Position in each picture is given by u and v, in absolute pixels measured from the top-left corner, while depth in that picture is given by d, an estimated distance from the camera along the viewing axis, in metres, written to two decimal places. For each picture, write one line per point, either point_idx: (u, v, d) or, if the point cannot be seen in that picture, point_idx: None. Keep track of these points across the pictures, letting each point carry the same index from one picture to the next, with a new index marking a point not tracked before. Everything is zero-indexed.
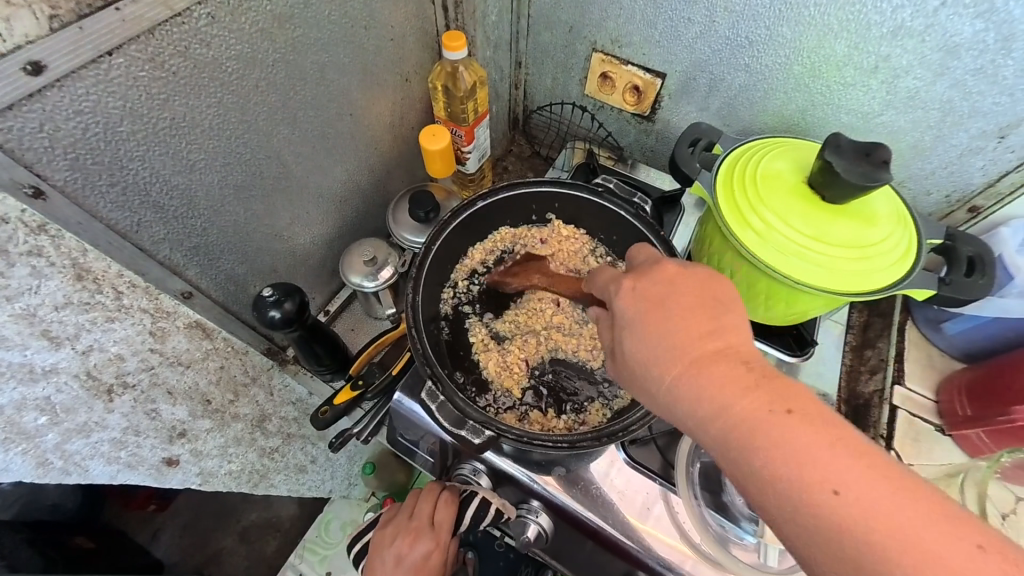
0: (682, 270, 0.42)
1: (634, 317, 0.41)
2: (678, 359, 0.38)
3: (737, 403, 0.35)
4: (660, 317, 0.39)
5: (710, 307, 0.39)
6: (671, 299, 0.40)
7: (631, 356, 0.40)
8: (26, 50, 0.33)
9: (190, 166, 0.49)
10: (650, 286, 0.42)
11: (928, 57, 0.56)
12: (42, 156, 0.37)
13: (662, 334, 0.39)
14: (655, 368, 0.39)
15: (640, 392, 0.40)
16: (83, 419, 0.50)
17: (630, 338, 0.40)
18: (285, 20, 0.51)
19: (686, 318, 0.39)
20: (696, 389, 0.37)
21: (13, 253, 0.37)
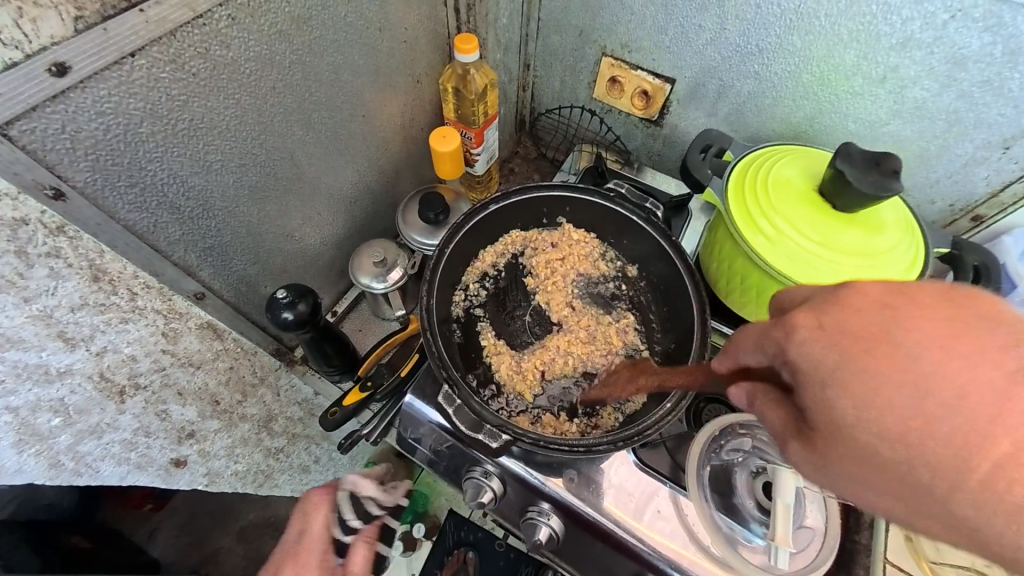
0: (892, 291, 0.30)
1: (848, 365, 0.29)
2: (959, 428, 0.26)
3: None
4: (901, 363, 0.27)
5: (976, 341, 0.27)
6: (904, 337, 0.28)
7: (853, 422, 0.28)
8: (51, 52, 0.33)
9: (207, 167, 0.49)
10: (856, 317, 0.30)
11: (936, 69, 0.57)
12: (64, 157, 0.37)
13: (918, 390, 0.27)
14: (915, 442, 0.27)
15: (878, 467, 0.28)
16: (96, 420, 0.50)
17: (849, 398, 0.28)
18: (303, 22, 0.51)
19: (949, 364, 0.26)
20: (995, 477, 0.25)
21: (32, 254, 0.37)
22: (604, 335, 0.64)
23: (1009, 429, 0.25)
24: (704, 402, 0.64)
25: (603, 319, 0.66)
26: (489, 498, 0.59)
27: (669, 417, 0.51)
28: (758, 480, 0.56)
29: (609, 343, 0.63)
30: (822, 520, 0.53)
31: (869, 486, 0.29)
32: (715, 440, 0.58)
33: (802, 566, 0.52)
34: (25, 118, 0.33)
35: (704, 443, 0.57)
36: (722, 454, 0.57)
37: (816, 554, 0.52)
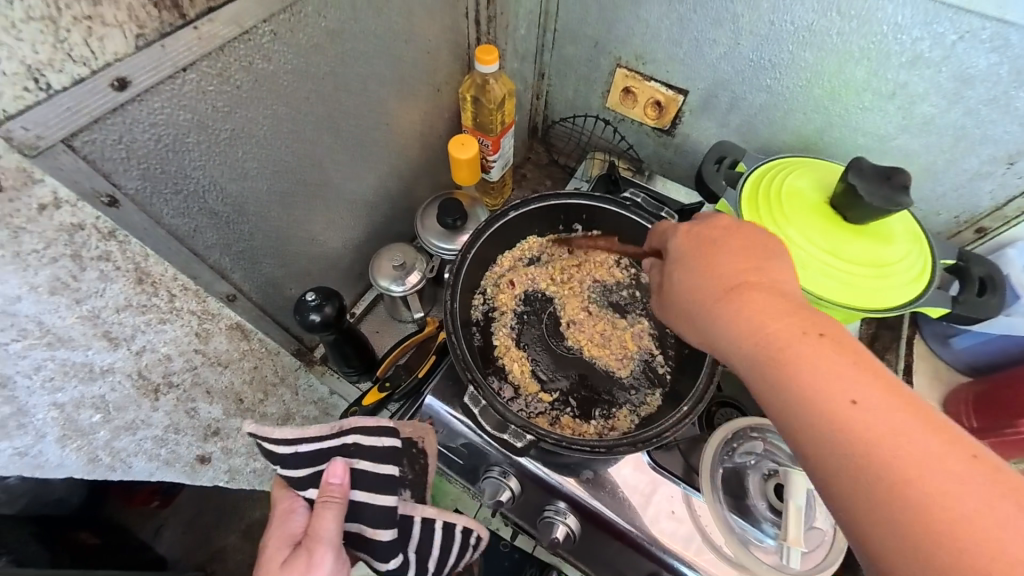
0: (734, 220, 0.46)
1: (686, 253, 0.46)
2: (722, 289, 0.42)
3: (801, 347, 0.37)
4: (711, 253, 0.44)
5: (760, 251, 0.43)
6: (720, 240, 0.45)
7: (676, 284, 0.46)
8: (114, 68, 0.35)
9: (243, 174, 0.50)
10: (704, 228, 0.46)
11: (944, 87, 0.59)
12: (118, 166, 0.39)
13: (708, 267, 0.44)
14: (701, 296, 0.43)
15: (684, 311, 0.45)
16: (132, 417, 0.51)
17: (678, 269, 0.46)
18: (336, 36, 0.53)
19: (732, 255, 0.43)
20: (737, 316, 0.40)
21: (85, 257, 0.39)
22: (621, 340, 0.66)
23: (754, 289, 0.41)
24: (716, 406, 0.65)
25: (620, 323, 0.67)
26: (507, 496, 0.60)
27: (685, 421, 0.53)
28: (770, 482, 0.57)
29: (625, 348, 0.65)
30: (831, 523, 0.55)
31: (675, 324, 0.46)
32: (729, 443, 0.59)
33: (812, 564, 0.54)
34: (87, 131, 0.35)
35: (718, 444, 0.59)
36: (734, 456, 0.59)
37: (824, 556, 0.54)
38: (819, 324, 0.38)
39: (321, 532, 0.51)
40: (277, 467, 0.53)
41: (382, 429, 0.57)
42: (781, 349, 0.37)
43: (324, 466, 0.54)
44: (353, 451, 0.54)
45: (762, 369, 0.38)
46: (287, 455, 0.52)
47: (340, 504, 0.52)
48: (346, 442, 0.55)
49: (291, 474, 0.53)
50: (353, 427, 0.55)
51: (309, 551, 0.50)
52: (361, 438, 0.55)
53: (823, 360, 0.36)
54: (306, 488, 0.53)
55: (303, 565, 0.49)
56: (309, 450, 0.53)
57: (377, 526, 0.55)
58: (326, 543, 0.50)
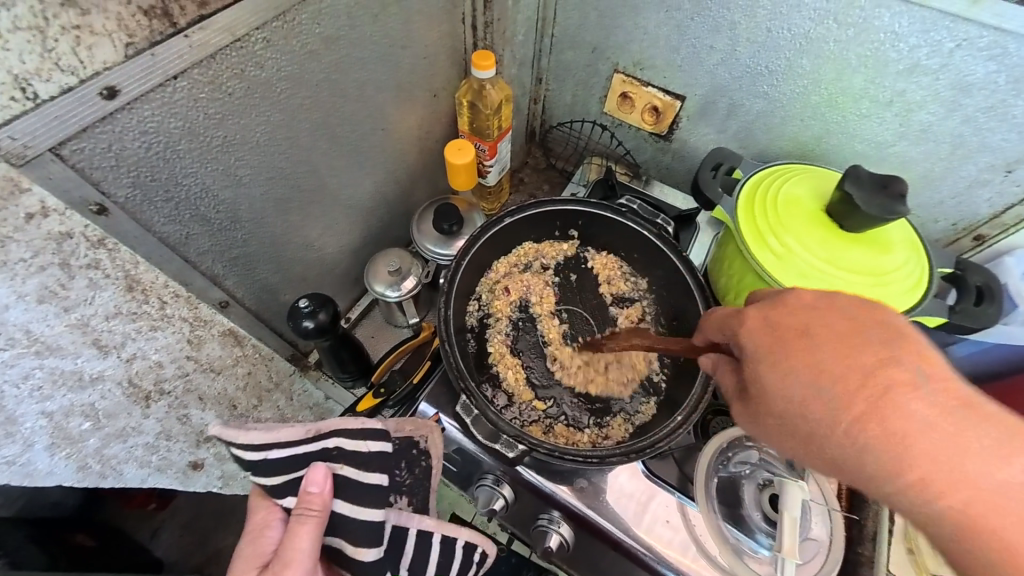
0: (822, 296, 0.39)
1: (773, 348, 0.38)
2: (842, 398, 0.34)
3: (970, 471, 0.31)
4: (805, 345, 0.37)
5: (873, 333, 0.36)
6: (815, 330, 0.37)
7: (773, 392, 0.38)
8: (103, 76, 0.34)
9: (237, 181, 0.50)
10: (782, 313, 0.39)
11: (941, 94, 0.59)
12: (108, 174, 0.38)
13: (797, 356, 0.37)
14: (811, 409, 0.36)
15: (775, 410, 0.38)
16: (123, 424, 0.51)
17: (761, 364, 0.39)
18: (332, 43, 0.53)
19: (841, 349, 0.35)
20: (873, 437, 0.33)
21: (75, 266, 0.38)
22: (623, 352, 0.65)
23: (891, 396, 0.33)
24: (711, 414, 0.65)
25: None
26: (500, 504, 0.60)
27: (679, 430, 0.53)
28: (765, 492, 0.56)
29: (625, 358, 0.64)
30: (827, 531, 0.55)
31: (751, 412, 0.40)
32: (723, 452, 0.59)
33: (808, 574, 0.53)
34: (75, 139, 0.35)
35: (713, 454, 0.58)
36: (730, 466, 0.58)
37: (821, 566, 0.53)
38: (983, 433, 0.31)
39: (293, 552, 0.48)
40: (250, 472, 0.50)
41: (366, 433, 0.54)
42: (946, 476, 0.31)
43: (302, 471, 0.51)
44: (334, 457, 0.51)
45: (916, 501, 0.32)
46: (259, 461, 0.49)
47: (318, 519, 0.49)
48: (326, 448, 0.51)
49: (265, 480, 0.50)
50: (333, 431, 0.52)
51: (281, 568, 0.48)
52: (343, 442, 0.52)
53: (996, 484, 0.30)
54: (284, 496, 0.50)
55: None
56: (282, 456, 0.50)
57: (360, 542, 0.52)
58: (298, 562, 0.48)
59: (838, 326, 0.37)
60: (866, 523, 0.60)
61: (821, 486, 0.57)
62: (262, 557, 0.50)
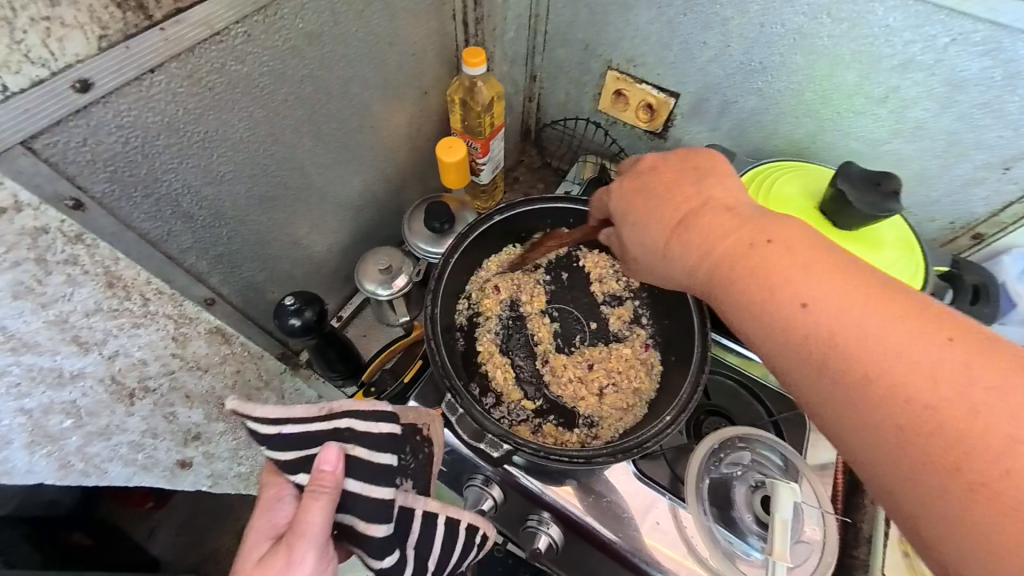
0: (658, 158, 0.49)
1: (626, 207, 0.48)
2: (669, 230, 0.44)
3: (764, 257, 0.38)
4: (650, 201, 0.46)
5: (690, 178, 0.46)
6: (652, 187, 0.47)
7: (665, 264, 0.45)
8: (75, 69, 0.34)
9: (219, 177, 0.50)
10: (637, 178, 0.49)
11: (936, 90, 0.58)
12: (83, 169, 0.38)
13: (657, 216, 0.45)
14: (657, 248, 0.45)
15: (653, 268, 0.47)
16: (105, 422, 0.51)
17: (635, 228, 0.47)
18: (315, 38, 0.52)
19: (668, 196, 0.46)
20: (696, 251, 0.42)
21: (50, 261, 0.38)
22: (620, 355, 0.64)
23: (701, 218, 0.42)
24: (703, 414, 0.64)
25: (611, 346, 0.65)
26: (489, 505, 0.59)
27: (668, 430, 0.52)
28: (757, 494, 0.55)
29: (623, 361, 0.63)
30: (821, 532, 0.53)
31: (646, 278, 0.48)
32: (715, 453, 0.57)
33: None
34: (47, 133, 0.35)
35: (703, 456, 0.57)
36: (721, 467, 0.57)
37: (815, 568, 0.52)
38: (768, 228, 0.39)
39: (305, 527, 0.46)
40: (264, 447, 0.49)
41: (379, 415, 0.51)
42: (746, 265, 0.38)
43: (314, 450, 0.48)
44: (346, 438, 0.48)
45: (737, 297, 0.39)
46: (273, 435, 0.48)
47: (329, 497, 0.46)
48: (338, 427, 0.48)
49: (279, 456, 0.48)
50: (345, 411, 0.49)
51: (292, 542, 0.46)
52: (355, 423, 0.49)
53: (785, 268, 0.37)
54: (296, 473, 0.49)
55: (284, 558, 0.46)
56: (295, 432, 0.48)
57: (370, 518, 0.49)
58: (310, 538, 0.46)
59: (784, 240, 0.38)
60: (861, 525, 0.59)
61: (816, 490, 0.55)
62: (274, 531, 0.48)
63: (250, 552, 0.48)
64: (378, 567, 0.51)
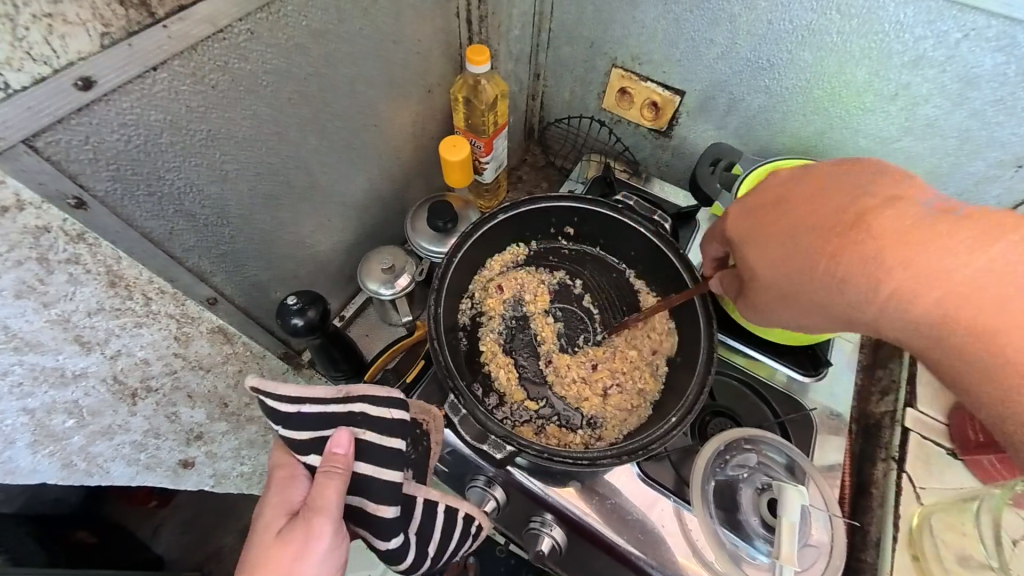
0: (799, 170, 0.47)
1: (758, 228, 0.47)
2: (825, 241, 0.42)
3: (923, 259, 0.37)
4: (782, 217, 0.46)
5: (842, 186, 0.44)
6: (789, 200, 0.46)
7: (810, 285, 0.43)
8: (78, 66, 0.34)
9: (222, 176, 0.49)
10: (759, 197, 0.49)
11: (948, 87, 0.57)
12: (86, 167, 0.38)
13: (794, 232, 0.44)
14: (790, 265, 0.44)
15: (789, 293, 0.45)
16: (108, 422, 0.51)
17: (767, 251, 0.46)
18: (320, 36, 0.52)
19: (812, 208, 0.44)
20: (849, 262, 0.40)
21: (53, 260, 0.38)
22: (622, 356, 0.63)
23: (861, 224, 0.40)
24: (708, 416, 0.63)
25: (615, 347, 0.65)
26: (491, 506, 0.58)
27: (673, 431, 0.51)
28: (763, 497, 0.54)
29: (626, 362, 0.63)
30: (827, 535, 0.53)
31: (781, 304, 0.46)
32: (720, 454, 0.57)
33: None
34: (49, 131, 0.34)
35: (709, 458, 0.56)
36: (727, 469, 0.56)
37: (822, 571, 0.51)
38: (942, 236, 0.37)
39: (323, 502, 0.46)
40: (279, 426, 0.49)
41: (392, 402, 0.51)
42: (912, 272, 0.37)
43: (327, 432, 0.49)
44: (359, 422, 0.49)
45: (884, 304, 0.39)
46: (292, 414, 0.48)
47: (343, 477, 0.47)
48: (352, 412, 0.49)
49: (293, 435, 0.49)
50: (362, 395, 0.50)
51: (310, 518, 0.46)
52: (369, 408, 0.50)
53: (984, 271, 0.36)
54: (308, 453, 0.49)
55: (303, 533, 0.46)
56: (313, 413, 0.49)
57: (382, 499, 0.49)
58: (327, 515, 0.46)
59: (945, 233, 0.37)
60: (869, 529, 0.59)
61: (823, 493, 0.55)
62: (289, 507, 0.48)
63: (261, 529, 0.47)
64: (383, 549, 0.52)
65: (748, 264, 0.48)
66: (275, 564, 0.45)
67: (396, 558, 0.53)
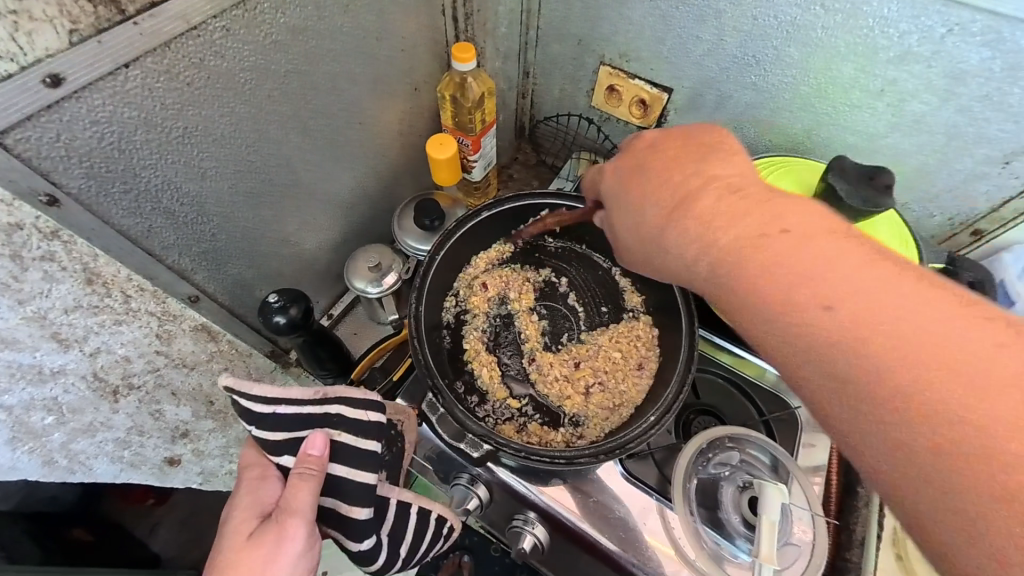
0: (664, 134, 0.47)
1: (622, 191, 0.46)
2: (669, 208, 0.42)
3: (769, 238, 0.36)
4: (645, 179, 0.45)
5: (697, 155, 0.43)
6: (648, 164, 0.45)
7: (667, 249, 0.42)
8: (46, 63, 0.34)
9: (201, 174, 0.49)
10: (630, 159, 0.47)
11: (934, 83, 0.56)
12: (58, 164, 0.38)
13: (656, 195, 0.43)
14: (644, 227, 0.44)
15: (650, 257, 0.44)
16: (90, 419, 0.51)
17: (631, 214, 0.45)
18: (299, 33, 0.52)
19: (670, 171, 0.43)
20: (692, 230, 0.40)
21: (27, 257, 0.38)
22: (606, 354, 0.63)
23: (699, 192, 0.40)
24: (693, 414, 0.63)
25: (599, 345, 0.64)
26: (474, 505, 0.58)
27: (652, 429, 0.51)
28: (745, 495, 0.54)
29: (610, 360, 0.63)
30: (811, 534, 0.52)
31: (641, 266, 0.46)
32: (703, 453, 0.56)
33: None
34: (19, 127, 0.35)
35: (691, 457, 0.56)
36: (709, 467, 0.56)
37: (803, 570, 0.51)
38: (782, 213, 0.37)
39: (296, 504, 0.46)
40: (254, 425, 0.48)
41: (369, 404, 0.52)
42: (742, 243, 0.37)
43: (303, 433, 0.49)
44: (335, 423, 0.50)
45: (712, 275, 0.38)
46: (267, 414, 0.48)
47: (316, 480, 0.47)
48: (328, 413, 0.50)
49: (268, 436, 0.48)
50: (339, 397, 0.51)
51: (282, 520, 0.46)
52: (345, 410, 0.51)
53: (807, 246, 0.34)
54: (282, 454, 0.48)
55: (274, 535, 0.46)
56: (289, 414, 0.49)
57: (355, 501, 0.50)
58: (299, 517, 0.46)
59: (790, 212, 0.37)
60: (854, 528, 0.58)
61: (806, 493, 0.54)
62: (260, 509, 0.48)
63: (230, 532, 0.47)
64: (355, 551, 0.52)
65: (616, 227, 0.48)
66: (247, 566, 0.45)
67: (369, 559, 0.53)
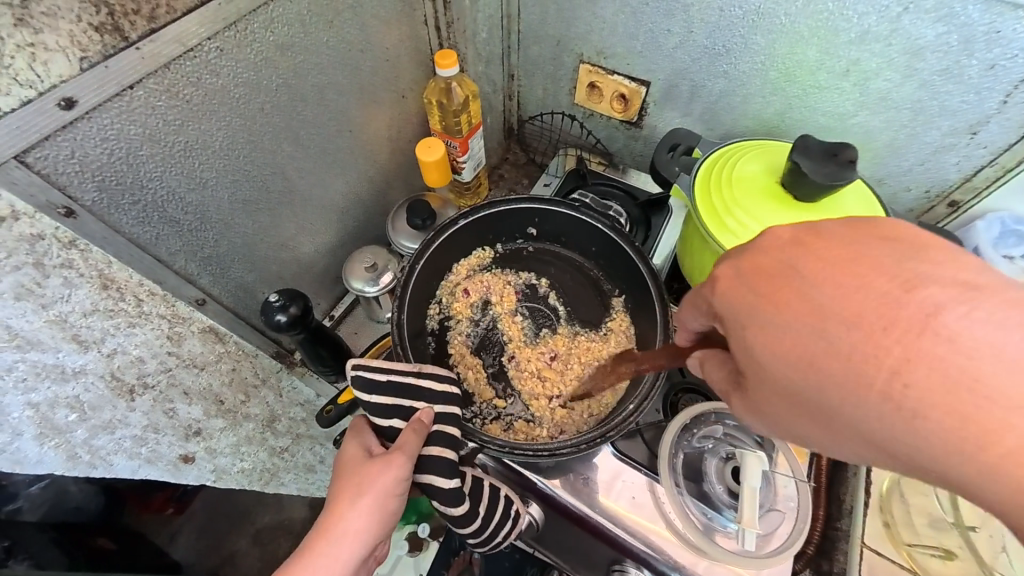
0: (803, 232, 0.37)
1: (758, 301, 0.36)
2: (852, 321, 0.32)
3: (983, 368, 0.28)
4: (797, 288, 0.35)
5: (867, 253, 0.34)
6: (800, 263, 0.36)
7: (844, 387, 0.32)
8: (60, 88, 0.38)
9: (202, 184, 0.54)
10: (758, 258, 0.38)
11: (895, 60, 0.58)
12: (72, 179, 0.42)
13: (817, 312, 0.33)
14: (812, 349, 0.33)
15: (814, 395, 0.34)
16: (109, 416, 0.53)
17: (787, 336, 0.35)
18: (286, 49, 0.56)
19: (833, 274, 0.34)
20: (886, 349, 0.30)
21: (48, 265, 0.41)
22: (587, 348, 0.66)
23: (903, 304, 0.31)
24: (680, 393, 0.65)
25: (577, 338, 0.68)
26: None
27: (631, 418, 0.53)
28: (728, 466, 0.57)
29: (591, 353, 0.66)
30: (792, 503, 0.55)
31: (794, 401, 0.35)
32: (688, 428, 0.59)
33: (772, 548, 0.53)
34: (38, 147, 0.39)
35: (677, 431, 0.58)
36: (694, 441, 0.58)
37: (787, 535, 0.53)
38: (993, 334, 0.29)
39: (404, 440, 0.52)
40: (363, 393, 0.54)
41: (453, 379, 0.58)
42: (923, 344, 0.30)
43: (404, 401, 0.55)
44: (426, 395, 0.55)
45: (925, 418, 0.30)
46: (380, 380, 0.54)
47: (419, 429, 0.53)
48: (421, 384, 0.56)
49: (374, 400, 0.54)
50: (431, 371, 0.57)
51: (392, 451, 0.52)
52: (433, 382, 0.56)
53: (987, 354, 0.28)
54: (391, 418, 0.54)
55: (382, 461, 0.51)
56: (393, 382, 0.55)
57: (444, 443, 0.53)
58: (406, 453, 0.51)
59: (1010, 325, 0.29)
60: (843, 498, 0.60)
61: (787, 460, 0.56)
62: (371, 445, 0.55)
63: (347, 458, 0.54)
64: (442, 493, 0.53)
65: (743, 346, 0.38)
66: (361, 475, 0.51)
67: (454, 502, 0.53)
